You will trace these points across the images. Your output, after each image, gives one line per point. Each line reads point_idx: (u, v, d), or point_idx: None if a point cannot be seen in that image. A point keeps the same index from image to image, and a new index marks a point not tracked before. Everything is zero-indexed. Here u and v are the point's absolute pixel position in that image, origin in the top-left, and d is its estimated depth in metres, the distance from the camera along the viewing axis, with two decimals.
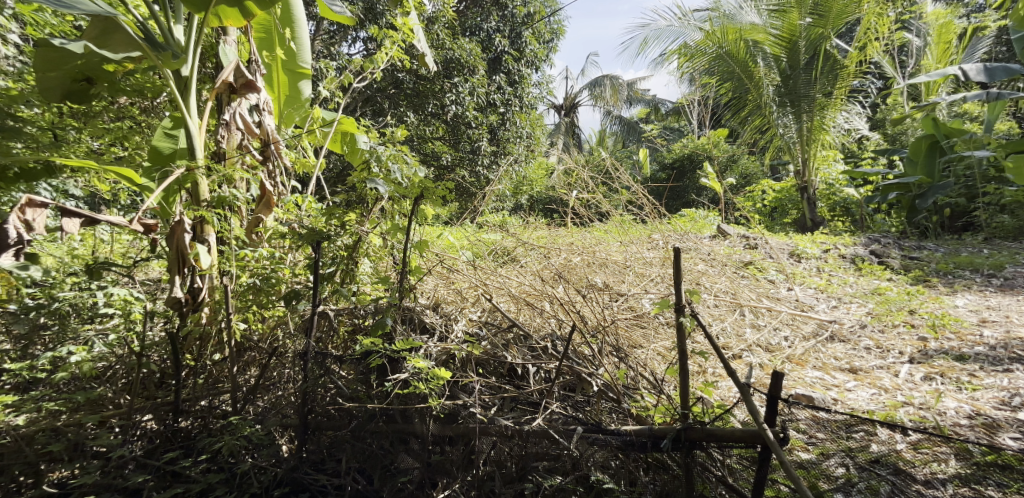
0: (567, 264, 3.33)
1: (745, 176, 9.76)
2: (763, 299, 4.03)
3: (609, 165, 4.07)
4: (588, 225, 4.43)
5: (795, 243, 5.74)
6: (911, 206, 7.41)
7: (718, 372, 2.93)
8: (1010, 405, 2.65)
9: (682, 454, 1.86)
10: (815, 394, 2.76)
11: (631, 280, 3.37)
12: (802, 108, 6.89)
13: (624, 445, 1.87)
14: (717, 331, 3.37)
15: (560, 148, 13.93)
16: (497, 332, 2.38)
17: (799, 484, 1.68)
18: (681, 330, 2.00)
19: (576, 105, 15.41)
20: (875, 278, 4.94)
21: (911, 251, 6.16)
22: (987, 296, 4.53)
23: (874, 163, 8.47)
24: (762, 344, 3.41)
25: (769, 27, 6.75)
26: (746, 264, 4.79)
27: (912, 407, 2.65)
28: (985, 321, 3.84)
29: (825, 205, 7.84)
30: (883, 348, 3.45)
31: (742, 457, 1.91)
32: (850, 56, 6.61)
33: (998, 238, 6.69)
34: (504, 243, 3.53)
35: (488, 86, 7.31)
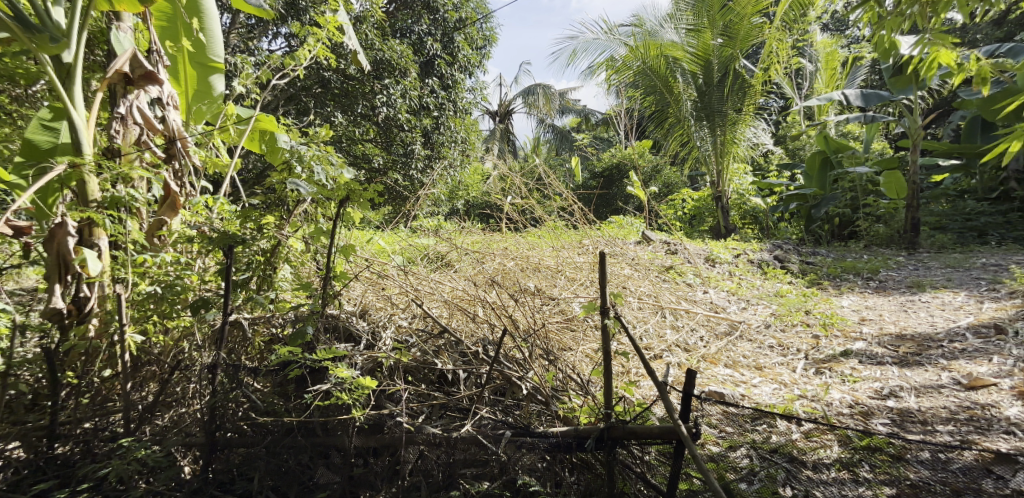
0: (501, 269, 3.38)
1: (667, 185, 10.21)
2: (682, 301, 4.26)
3: (540, 172, 4.16)
4: (522, 230, 4.52)
5: (710, 248, 6.08)
6: (808, 214, 8.07)
7: (640, 372, 3.09)
8: (882, 394, 2.94)
9: (604, 452, 1.95)
10: (725, 390, 2.95)
11: (563, 284, 3.51)
12: (716, 122, 7.28)
13: (552, 448, 1.92)
14: (640, 333, 3.53)
15: (495, 153, 14.06)
16: (428, 339, 2.41)
17: (709, 477, 1.75)
18: (604, 332, 2.07)
19: (510, 111, 15.62)
20: (778, 281, 5.32)
21: (807, 257, 6.64)
22: (867, 296, 5.02)
23: (778, 176, 9.10)
24: (682, 344, 3.60)
25: (687, 46, 7.17)
26: (668, 268, 5.03)
27: (806, 399, 2.89)
28: (864, 320, 4.24)
29: (736, 213, 8.39)
30: (784, 346, 3.73)
31: (660, 453, 2.01)
32: (757, 77, 7.10)
33: (874, 245, 7.39)
34: (437, 248, 3.56)
35: (421, 89, 7.30)
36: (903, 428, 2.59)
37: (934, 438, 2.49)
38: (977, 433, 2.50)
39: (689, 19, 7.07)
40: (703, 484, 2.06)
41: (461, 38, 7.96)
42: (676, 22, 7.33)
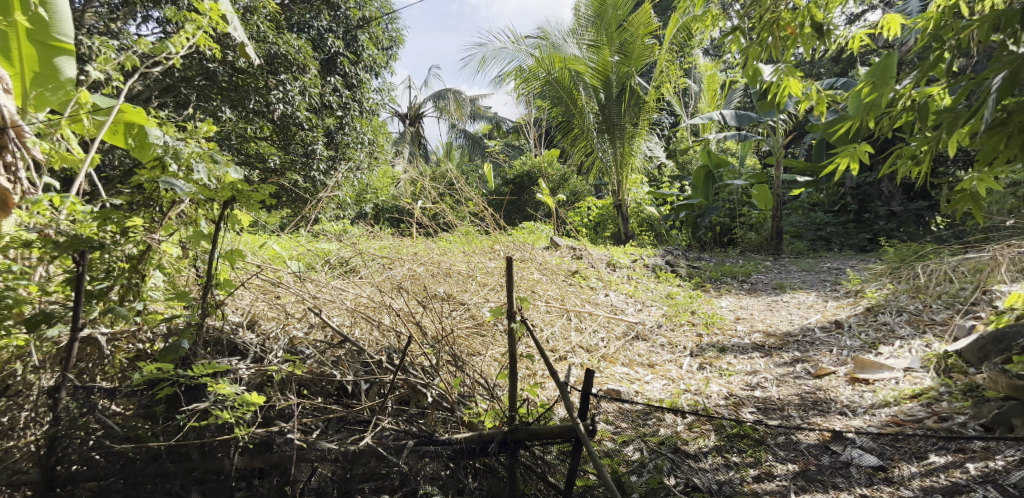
0: (410, 275, 3.35)
1: (573, 193, 10.47)
2: (586, 304, 4.42)
3: (450, 177, 4.15)
4: (434, 235, 4.49)
5: (611, 254, 6.33)
6: (694, 222, 8.79)
7: (544, 374, 3.18)
8: (751, 386, 3.24)
9: (507, 455, 1.98)
10: (622, 388, 3.11)
11: (473, 289, 3.55)
12: (616, 135, 7.64)
13: (455, 454, 1.93)
14: (547, 335, 3.63)
15: (405, 157, 13.85)
16: (326, 350, 2.34)
17: (602, 472, 1.78)
18: (512, 335, 2.10)
19: (421, 115, 15.53)
20: (669, 284, 5.67)
21: (694, 262, 7.12)
22: (741, 298, 5.50)
23: (670, 187, 9.70)
24: (584, 345, 3.75)
25: (588, 60, 7.40)
26: (573, 272, 5.19)
27: (690, 393, 3.11)
28: (738, 319, 4.67)
29: (634, 221, 8.81)
30: (673, 344, 3.99)
31: (560, 452, 2.06)
32: (650, 94, 7.52)
33: (748, 251, 8.44)
34: (340, 253, 3.50)
35: (323, 87, 7.06)
36: (765, 415, 2.87)
37: (787, 422, 2.78)
38: (819, 416, 2.83)
39: (589, 36, 7.35)
40: (597, 479, 2.19)
41: (365, 37, 7.84)
42: (578, 37, 7.57)
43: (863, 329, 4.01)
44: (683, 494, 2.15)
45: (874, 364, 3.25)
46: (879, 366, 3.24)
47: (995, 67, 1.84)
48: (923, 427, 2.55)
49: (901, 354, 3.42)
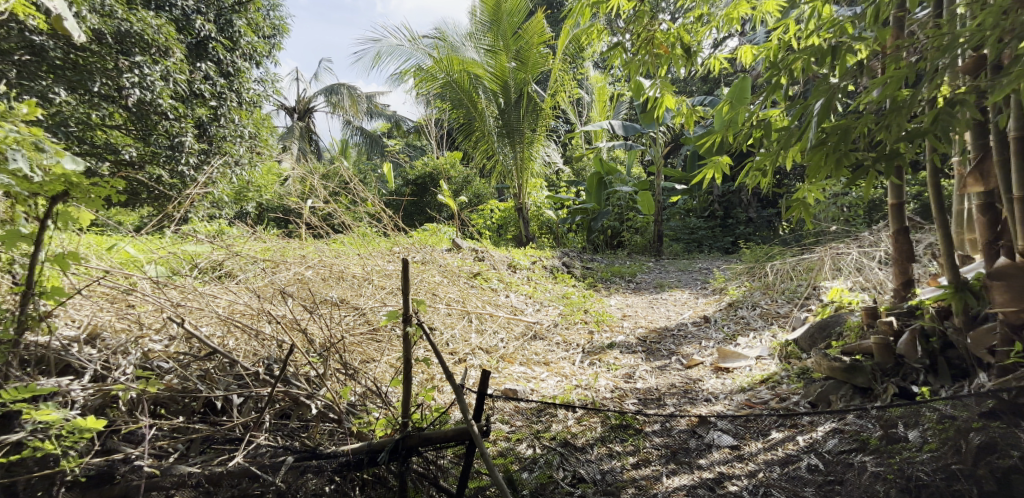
0: (296, 281, 3.20)
1: (478, 195, 10.48)
2: (487, 305, 4.48)
3: (345, 175, 4.01)
4: (327, 237, 4.32)
5: (512, 255, 6.41)
6: (589, 226, 9.25)
7: (441, 377, 3.20)
8: (633, 377, 3.47)
9: (399, 463, 1.94)
10: (518, 386, 3.19)
11: (369, 293, 3.48)
12: (516, 139, 7.80)
13: (342, 468, 1.89)
14: (447, 338, 3.64)
15: (294, 153, 13.24)
16: (191, 364, 2.21)
17: (495, 473, 1.78)
18: (407, 339, 2.08)
19: (311, 109, 15.01)
20: (566, 284, 5.88)
21: (588, 263, 7.40)
22: (627, 296, 5.84)
23: (567, 191, 10.16)
24: (483, 346, 3.79)
25: (486, 65, 7.52)
26: (475, 274, 5.21)
27: (581, 388, 3.25)
28: (625, 316, 4.95)
29: (536, 223, 9.02)
30: (568, 342, 4.15)
31: (455, 457, 2.12)
32: (546, 101, 7.76)
33: (635, 253, 9.22)
34: (213, 255, 3.31)
35: (190, 73, 6.64)
36: (644, 405, 3.06)
37: (663, 410, 2.99)
38: (690, 403, 3.06)
39: (487, 41, 7.45)
40: (489, 479, 2.25)
41: (244, 23, 7.58)
42: (475, 41, 7.64)
43: (727, 322, 4.43)
44: (569, 486, 2.23)
45: (734, 353, 3.61)
46: (738, 356, 3.60)
47: (816, 93, 2.08)
48: (770, 408, 2.86)
49: (754, 344, 3.81)
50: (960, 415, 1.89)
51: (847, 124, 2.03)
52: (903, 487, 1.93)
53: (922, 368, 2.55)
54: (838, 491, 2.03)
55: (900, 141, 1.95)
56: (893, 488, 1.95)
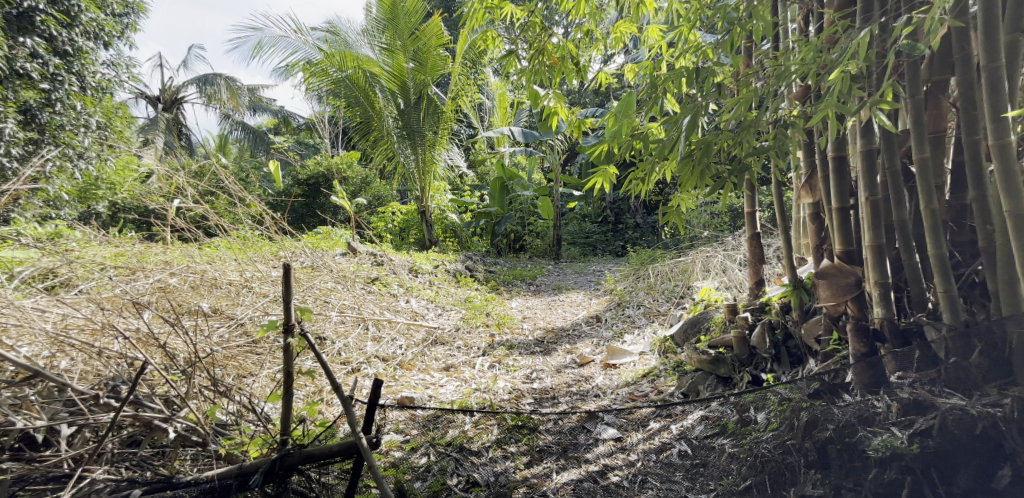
0: (158, 290, 2.94)
1: (377, 197, 10.19)
2: (385, 311, 4.39)
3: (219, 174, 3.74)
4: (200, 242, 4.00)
5: (413, 259, 6.35)
6: (492, 229, 9.51)
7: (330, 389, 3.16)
8: (531, 378, 3.63)
9: (274, 485, 1.91)
10: (415, 394, 3.17)
11: (247, 302, 3.31)
12: (417, 142, 7.74)
13: (205, 494, 1.81)
14: (340, 347, 3.57)
15: (161, 146, 12.15)
16: (8, 392, 1.95)
17: (384, 485, 1.89)
18: (289, 351, 1.97)
19: (180, 100, 14.07)
20: (469, 288, 5.93)
21: (490, 266, 7.51)
22: (528, 299, 6.01)
23: (471, 195, 10.28)
24: (381, 354, 3.73)
25: (382, 64, 7.38)
26: (373, 280, 5.10)
27: (480, 391, 3.32)
28: (525, 318, 5.15)
29: (440, 227, 8.80)
30: (468, 345, 4.22)
31: (343, 471, 2.02)
32: (447, 105, 7.78)
33: (535, 256, 9.74)
34: (49, 264, 2.98)
35: (16, 50, 5.80)
36: (539, 403, 3.20)
37: (556, 408, 3.14)
38: (581, 400, 3.25)
39: (383, 39, 7.30)
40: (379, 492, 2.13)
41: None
42: (370, 38, 7.44)
43: (615, 321, 4.80)
44: (463, 492, 2.30)
45: (620, 350, 3.99)
46: (624, 352, 3.97)
47: (683, 109, 2.38)
48: (650, 400, 3.17)
49: (638, 340, 4.25)
50: (795, 397, 2.25)
51: (708, 139, 2.40)
52: (751, 463, 2.23)
53: (768, 357, 2.99)
54: (703, 473, 2.33)
55: (750, 155, 2.37)
56: (743, 465, 2.24)
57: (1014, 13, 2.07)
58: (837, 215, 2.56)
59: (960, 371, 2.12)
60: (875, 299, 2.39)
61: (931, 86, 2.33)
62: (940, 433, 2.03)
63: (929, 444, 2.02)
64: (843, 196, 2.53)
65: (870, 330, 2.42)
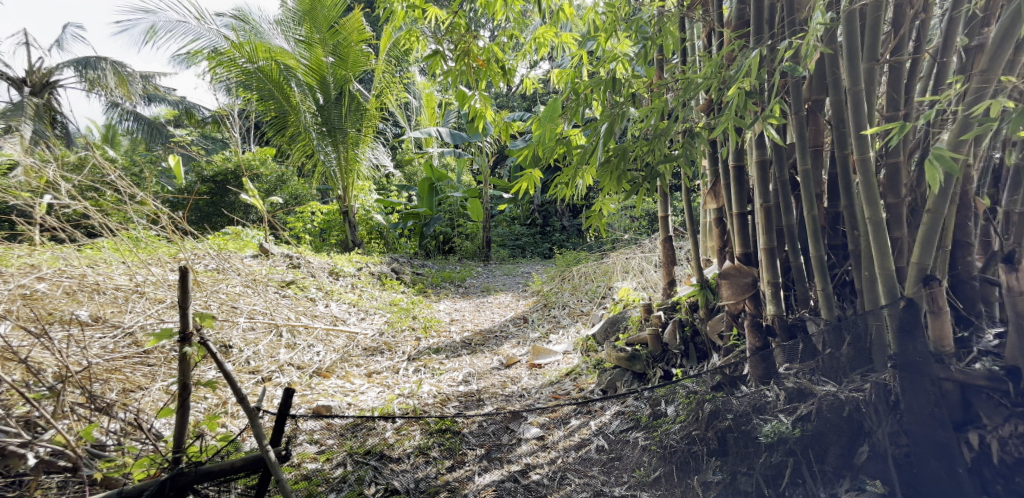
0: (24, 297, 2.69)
1: (295, 196, 9.73)
2: (301, 317, 4.27)
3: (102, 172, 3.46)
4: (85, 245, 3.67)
5: (334, 262, 6.13)
6: (420, 231, 9.44)
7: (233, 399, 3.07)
8: (458, 382, 3.68)
9: None
10: (332, 403, 3.15)
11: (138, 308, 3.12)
12: (338, 139, 7.53)
13: None
14: (248, 357, 3.46)
15: (42, 135, 10.97)
16: None
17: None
18: (185, 359, 1.90)
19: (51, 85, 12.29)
20: (394, 291, 5.85)
21: (417, 268, 7.42)
22: (456, 301, 6.02)
23: (397, 196, 10.15)
24: (295, 362, 3.64)
25: (299, 57, 7.19)
26: (288, 283, 4.91)
27: (404, 397, 3.35)
28: (453, 320, 5.20)
29: (364, 228, 8.59)
30: (393, 349, 4.21)
31: (247, 488, 1.98)
32: (371, 103, 7.66)
33: (465, 258, 9.84)
34: None
35: None
36: (464, 406, 3.30)
37: (481, 409, 3.26)
38: (505, 401, 3.39)
39: (301, 31, 7.10)
40: None
41: None
42: (286, 31, 7.33)
43: (541, 322, 4.98)
44: None
45: (545, 351, 4.14)
46: (548, 352, 4.14)
47: (602, 118, 2.59)
48: (571, 397, 3.40)
49: (562, 340, 4.44)
50: (699, 389, 2.43)
51: (623, 148, 2.63)
52: (660, 455, 2.55)
53: (679, 353, 3.25)
54: (618, 466, 2.62)
55: (661, 163, 2.59)
56: (653, 457, 2.57)
57: (871, 40, 2.35)
58: (737, 220, 2.79)
59: (832, 361, 2.44)
60: (767, 296, 2.67)
61: (811, 104, 2.60)
62: (817, 417, 2.41)
63: (808, 427, 2.39)
64: (742, 202, 2.76)
65: (764, 325, 2.72)
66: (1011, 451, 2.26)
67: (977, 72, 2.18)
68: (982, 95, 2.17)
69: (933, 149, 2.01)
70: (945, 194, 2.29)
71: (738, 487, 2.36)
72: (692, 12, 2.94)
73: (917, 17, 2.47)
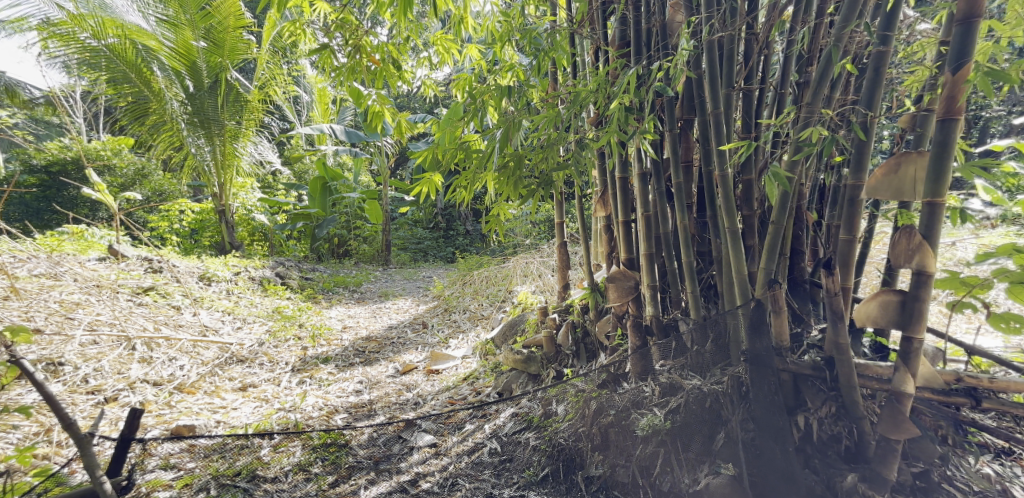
0: None
1: (158, 192, 8.72)
2: (161, 327, 4.00)
3: None
4: None
5: (205, 265, 5.66)
6: (312, 233, 9.11)
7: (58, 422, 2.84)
8: (347, 392, 3.59)
9: None
10: (198, 422, 3.02)
11: None
12: (213, 131, 7.09)
13: None
14: (88, 375, 3.27)
15: None
16: None
17: None
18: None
19: None
20: (278, 297, 5.52)
21: (306, 273, 7.04)
22: (349, 307, 5.80)
23: (285, 195, 9.71)
24: (150, 378, 3.46)
25: (162, 38, 6.45)
26: (146, 290, 4.49)
27: (283, 411, 3.27)
28: (345, 328, 5.01)
29: (244, 229, 8.29)
30: (274, 361, 4.05)
31: None
32: (252, 94, 7.25)
33: (362, 261, 9.50)
34: None
35: None
36: (354, 418, 3.21)
37: (373, 420, 3.19)
38: (400, 409, 3.32)
39: (162, 9, 6.28)
40: None
41: None
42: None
43: (441, 327, 4.89)
44: None
45: (444, 355, 4.06)
46: (447, 357, 4.06)
47: (498, 124, 2.62)
48: (468, 402, 3.34)
49: (462, 345, 4.37)
50: (587, 388, 2.65)
51: (519, 155, 2.65)
52: (549, 453, 2.65)
53: (570, 354, 3.32)
54: (508, 468, 2.66)
55: (555, 170, 2.68)
56: (543, 456, 2.66)
57: (728, 69, 2.45)
58: (622, 227, 2.85)
59: (698, 357, 2.60)
60: (647, 299, 2.78)
61: (683, 123, 2.66)
62: (684, 409, 2.52)
63: (677, 418, 2.52)
64: (627, 210, 2.82)
65: (644, 325, 2.82)
66: (826, 428, 2.41)
67: (805, 103, 2.30)
68: (808, 125, 2.30)
69: (770, 170, 2.22)
70: (784, 206, 2.33)
71: (617, 480, 2.49)
72: (582, 29, 2.95)
73: (762, 52, 2.61)
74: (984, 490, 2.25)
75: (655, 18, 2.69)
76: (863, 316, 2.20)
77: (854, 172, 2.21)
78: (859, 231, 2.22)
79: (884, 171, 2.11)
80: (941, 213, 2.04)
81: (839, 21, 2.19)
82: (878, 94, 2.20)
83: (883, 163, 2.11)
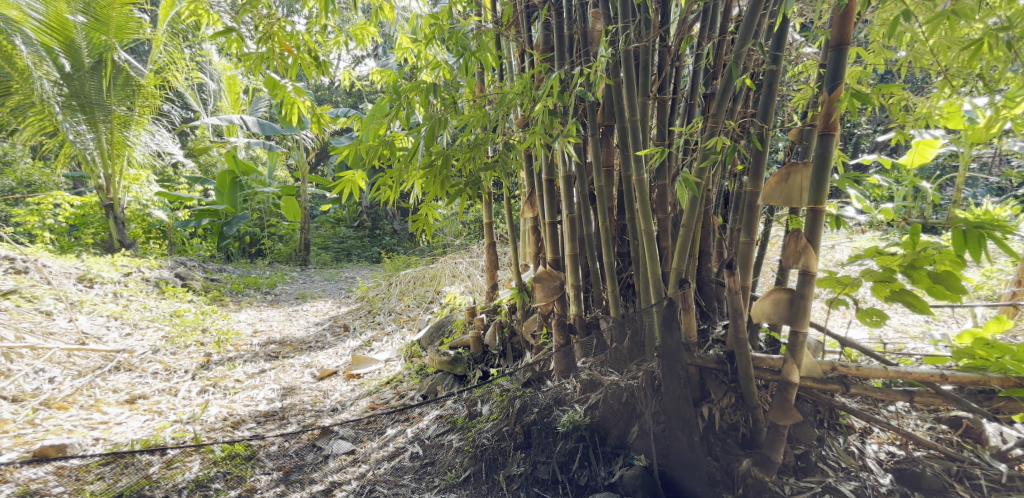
0: None
1: (24, 182, 7.74)
2: (25, 336, 3.70)
3: None
4: None
5: (86, 265, 5.25)
6: (219, 231, 8.78)
7: None
8: (255, 400, 3.44)
9: None
10: (70, 441, 2.78)
11: None
12: (98, 117, 6.65)
13: None
14: None
15: None
16: None
17: None
18: None
19: None
20: (177, 300, 5.20)
21: (211, 273, 6.70)
22: (261, 310, 5.56)
23: (187, 189, 9.18)
24: (8, 393, 3.20)
25: (27, 8, 5.74)
26: (5, 293, 4.14)
27: (179, 423, 3.11)
28: (255, 332, 4.79)
29: (136, 225, 7.62)
30: (170, 369, 3.81)
31: None
32: (147, 78, 6.90)
33: (277, 261, 9.13)
34: None
35: None
36: (263, 427, 3.08)
37: (285, 428, 3.09)
38: (315, 417, 3.24)
39: None
40: None
41: None
42: None
43: (363, 329, 4.77)
44: None
45: (366, 359, 3.97)
46: (369, 361, 3.97)
47: (424, 122, 2.61)
48: (390, 406, 3.29)
49: (385, 348, 4.29)
50: (511, 388, 2.70)
51: (445, 153, 2.63)
52: (471, 454, 2.65)
53: (497, 354, 3.38)
54: (429, 472, 2.66)
55: (482, 170, 2.68)
56: (465, 457, 2.66)
57: (643, 79, 2.55)
58: (549, 227, 2.92)
59: (616, 353, 2.57)
60: (571, 299, 2.85)
61: (604, 129, 2.76)
62: (602, 405, 2.54)
63: (596, 413, 2.56)
64: (553, 211, 2.91)
65: (567, 324, 2.90)
66: (727, 417, 2.52)
67: (710, 115, 2.43)
68: (715, 133, 2.43)
69: (681, 175, 2.27)
70: (693, 209, 2.41)
71: (538, 476, 2.54)
72: (507, 30, 3.00)
73: (674, 64, 2.70)
74: (850, 466, 2.46)
75: (576, 24, 2.73)
76: (759, 313, 2.31)
77: (753, 179, 2.35)
78: (757, 233, 2.37)
79: (777, 178, 2.23)
80: (822, 219, 2.19)
81: (738, 39, 2.32)
82: (771, 106, 2.30)
83: (775, 171, 2.24)
